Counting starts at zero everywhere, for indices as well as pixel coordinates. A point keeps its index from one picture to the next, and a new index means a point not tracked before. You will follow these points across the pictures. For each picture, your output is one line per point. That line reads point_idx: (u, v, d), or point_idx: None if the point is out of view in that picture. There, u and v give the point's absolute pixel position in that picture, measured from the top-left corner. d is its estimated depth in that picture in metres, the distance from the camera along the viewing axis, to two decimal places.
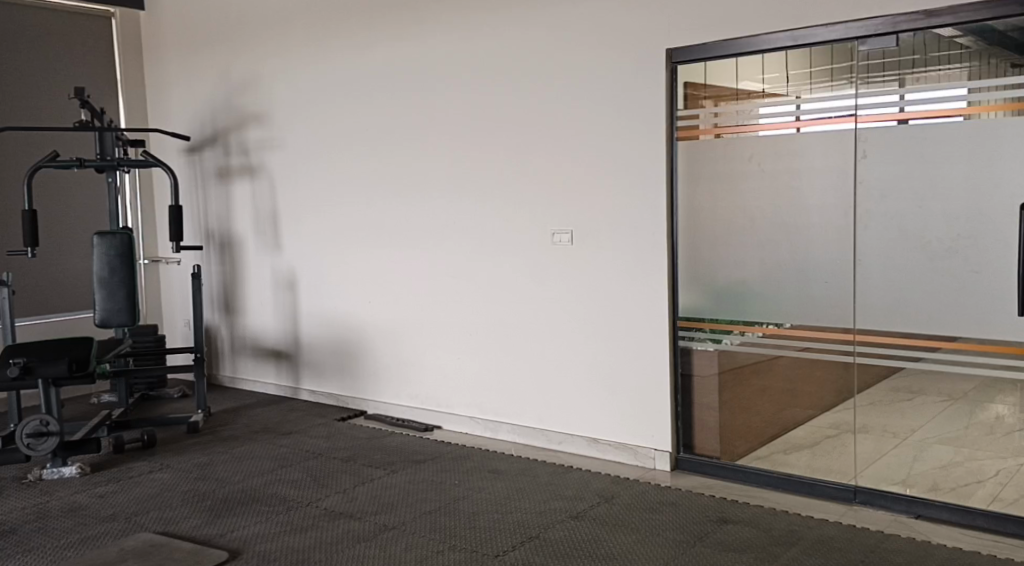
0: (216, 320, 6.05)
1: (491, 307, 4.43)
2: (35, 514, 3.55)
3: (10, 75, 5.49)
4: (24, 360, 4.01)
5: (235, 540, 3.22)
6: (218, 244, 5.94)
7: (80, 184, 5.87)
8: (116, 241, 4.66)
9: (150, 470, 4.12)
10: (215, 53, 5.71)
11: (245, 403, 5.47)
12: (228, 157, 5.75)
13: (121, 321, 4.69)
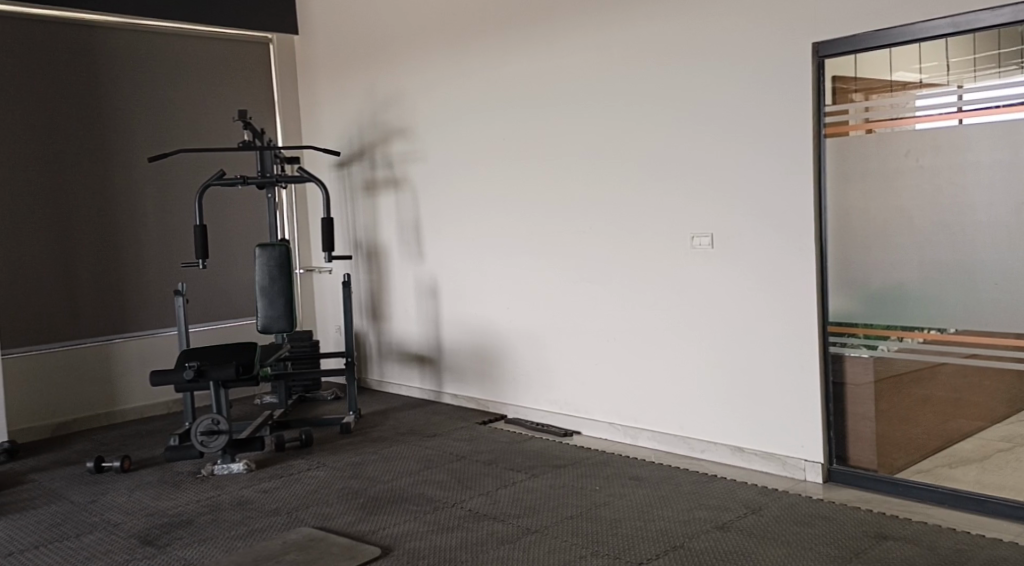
0: (364, 326, 6.32)
1: (628, 314, 4.42)
2: (208, 506, 3.83)
3: (183, 100, 5.97)
4: (198, 364, 4.34)
5: (386, 537, 3.36)
6: (366, 253, 6.20)
7: (243, 200, 6.29)
8: (275, 252, 4.96)
9: (308, 468, 4.36)
10: (362, 71, 5.99)
11: (392, 406, 5.68)
12: (374, 170, 6.02)
13: (280, 327, 4.99)
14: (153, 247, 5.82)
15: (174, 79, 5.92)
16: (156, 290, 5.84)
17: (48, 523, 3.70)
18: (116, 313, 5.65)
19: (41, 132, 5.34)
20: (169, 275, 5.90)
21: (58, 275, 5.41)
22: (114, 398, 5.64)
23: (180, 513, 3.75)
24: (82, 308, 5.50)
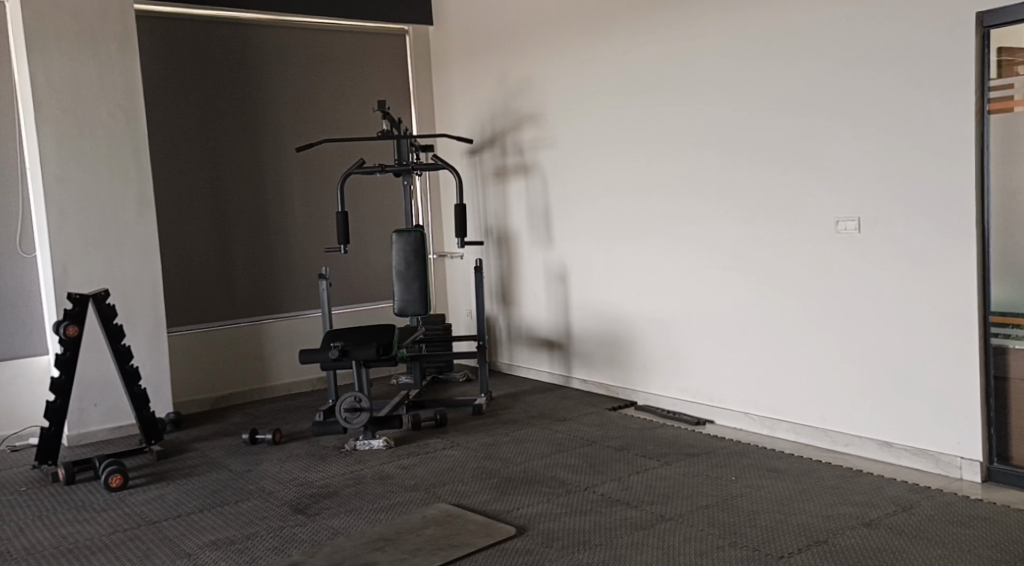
0: (495, 311, 6.43)
1: (765, 301, 4.31)
2: (351, 480, 4.02)
3: (326, 92, 6.23)
4: (342, 344, 4.54)
5: (521, 517, 3.43)
6: (497, 238, 6.30)
7: (381, 187, 6.51)
8: (412, 238, 5.12)
9: (443, 447, 4.49)
10: (495, 58, 6.07)
11: (522, 389, 5.76)
12: (505, 157, 6.09)
13: (416, 310, 5.15)
14: (298, 232, 6.12)
15: (318, 72, 6.19)
16: (302, 274, 6.15)
17: (210, 489, 3.99)
18: (265, 295, 5.99)
19: (200, 125, 5.70)
20: (313, 259, 6.20)
21: (215, 259, 5.78)
22: (264, 374, 5.99)
23: (327, 485, 3.96)
24: (236, 290, 5.86)
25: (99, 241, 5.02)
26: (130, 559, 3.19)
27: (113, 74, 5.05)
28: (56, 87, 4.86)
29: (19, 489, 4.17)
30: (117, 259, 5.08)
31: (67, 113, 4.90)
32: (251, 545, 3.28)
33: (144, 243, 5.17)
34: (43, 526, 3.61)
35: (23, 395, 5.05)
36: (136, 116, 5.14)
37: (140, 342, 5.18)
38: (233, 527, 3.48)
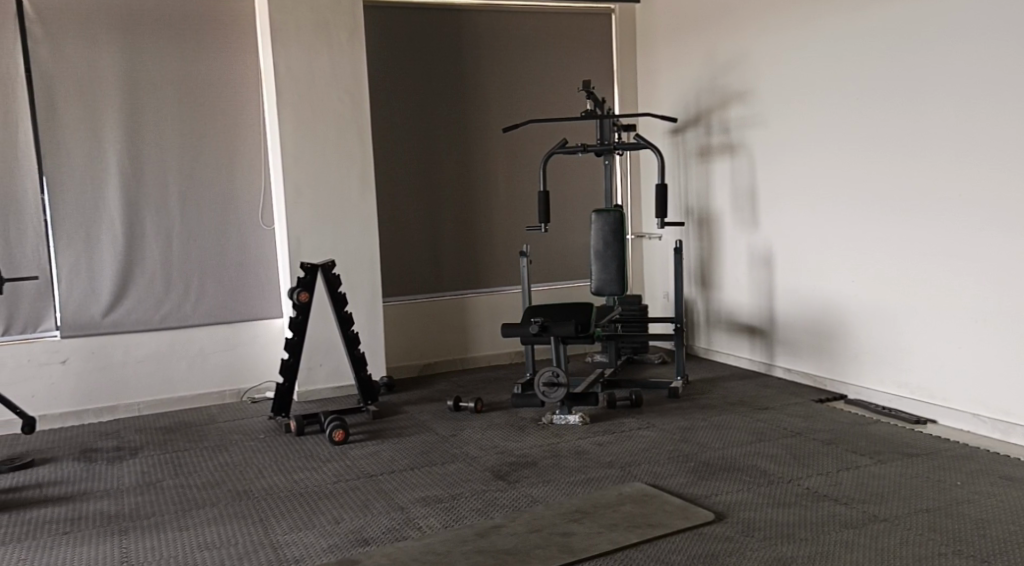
0: (694, 294, 6.32)
1: (1001, 293, 3.95)
2: (549, 452, 4.13)
3: (532, 73, 6.35)
4: (542, 320, 4.63)
5: (720, 503, 3.38)
6: (698, 220, 6.17)
7: (583, 167, 6.56)
8: (611, 218, 5.13)
9: (639, 427, 4.50)
10: (704, 34, 5.91)
11: (721, 375, 5.64)
12: (710, 136, 5.95)
13: (613, 290, 5.17)
14: (503, 211, 6.32)
15: (525, 54, 6.32)
16: (504, 251, 6.35)
17: (419, 450, 4.25)
18: (470, 270, 6.25)
19: (415, 107, 6.01)
20: (516, 237, 6.38)
21: (424, 234, 6.09)
22: (467, 345, 6.26)
23: (526, 455, 4.09)
24: (443, 264, 6.16)
25: (326, 215, 5.44)
26: (352, 508, 3.48)
27: (343, 61, 5.44)
28: (294, 74, 5.30)
29: (257, 436, 4.64)
30: (341, 233, 5.50)
31: (302, 97, 5.34)
32: (457, 505, 3.46)
33: (364, 218, 5.56)
34: (277, 471, 4.00)
35: (261, 352, 5.59)
36: (361, 99, 5.50)
37: (359, 310, 5.58)
38: (440, 486, 3.69)
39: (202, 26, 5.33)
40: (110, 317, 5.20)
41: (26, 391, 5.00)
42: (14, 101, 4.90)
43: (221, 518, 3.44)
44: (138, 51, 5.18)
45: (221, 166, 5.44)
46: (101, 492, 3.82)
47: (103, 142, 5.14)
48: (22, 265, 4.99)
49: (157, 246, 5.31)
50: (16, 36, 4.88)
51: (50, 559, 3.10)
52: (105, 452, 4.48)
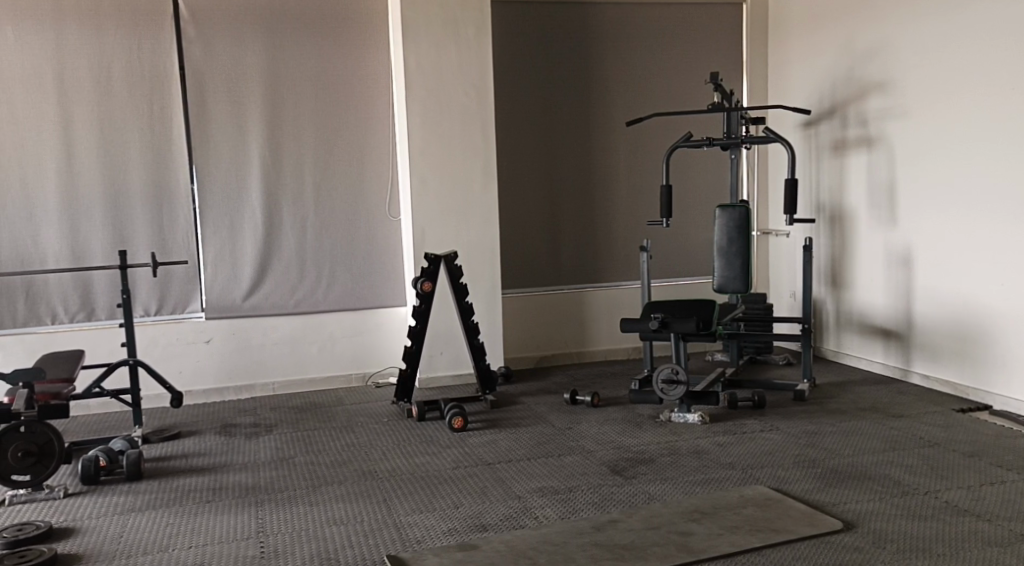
0: (823, 293, 6.08)
1: None
2: (668, 449, 4.08)
3: (658, 65, 6.26)
4: (662, 316, 4.59)
5: (849, 512, 3.25)
6: (830, 217, 5.93)
7: (708, 161, 6.43)
8: (736, 214, 5.01)
9: (762, 430, 4.38)
10: (842, 23, 5.67)
11: (851, 379, 5.42)
12: (845, 129, 5.70)
13: (736, 287, 5.04)
14: (626, 206, 6.28)
15: (651, 46, 6.24)
16: (625, 245, 6.31)
17: (537, 440, 4.29)
18: (591, 264, 6.24)
19: (539, 100, 6.05)
20: (638, 231, 6.32)
21: (546, 227, 6.13)
22: (585, 338, 6.26)
23: (644, 451, 4.06)
24: (563, 258, 6.17)
25: (450, 207, 5.56)
26: (471, 494, 3.55)
27: (469, 55, 5.53)
28: (423, 68, 5.43)
29: (382, 419, 4.80)
30: (464, 224, 5.60)
31: (431, 91, 5.46)
32: (574, 497, 3.48)
33: (487, 210, 5.65)
34: (400, 454, 4.13)
35: (386, 339, 5.78)
36: (486, 92, 5.58)
37: (479, 301, 5.68)
38: (557, 477, 3.72)
39: (338, 23, 5.53)
40: (249, 301, 5.50)
41: (174, 368, 5.36)
42: (169, 96, 5.26)
43: (348, 496, 3.58)
44: (279, 47, 5.43)
45: (353, 158, 5.64)
46: (239, 464, 4.05)
47: (247, 135, 5.43)
48: (173, 250, 5.34)
49: (294, 233, 5.57)
50: (171, 35, 5.22)
51: (195, 525, 3.31)
52: (243, 427, 4.74)
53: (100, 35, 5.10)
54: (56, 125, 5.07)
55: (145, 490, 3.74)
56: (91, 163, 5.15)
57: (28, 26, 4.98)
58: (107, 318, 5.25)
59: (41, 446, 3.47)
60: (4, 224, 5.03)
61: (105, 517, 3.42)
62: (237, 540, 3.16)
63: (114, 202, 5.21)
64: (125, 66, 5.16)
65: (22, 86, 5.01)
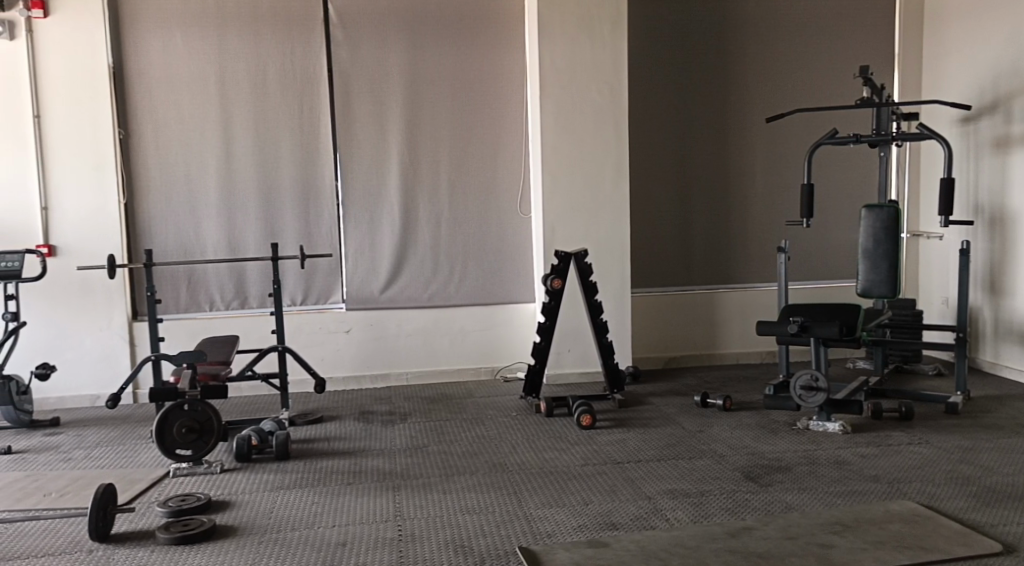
0: (980, 300, 5.70)
1: None
2: (805, 458, 3.94)
3: (802, 60, 6.05)
4: (802, 319, 4.39)
5: (1008, 534, 3.05)
6: (989, 219, 5.56)
7: (854, 159, 6.15)
8: (884, 214, 4.78)
9: (910, 442, 4.16)
10: (1008, 12, 5.30)
11: (1011, 393, 5.06)
12: (1010, 126, 5.33)
13: (882, 292, 4.79)
14: (762, 205, 6.10)
15: (795, 40, 6.03)
16: (762, 245, 6.13)
17: (667, 442, 4.24)
18: (726, 265, 6.10)
19: (675, 98, 5.96)
20: (777, 232, 6.13)
21: (679, 226, 6.04)
22: (717, 340, 6.13)
23: (780, 459, 3.94)
24: (695, 258, 6.06)
25: (582, 204, 5.57)
26: (600, 491, 3.55)
27: (605, 52, 5.52)
28: (558, 65, 5.46)
29: (511, 413, 4.87)
30: (596, 222, 5.60)
31: (566, 89, 5.49)
32: (707, 501, 3.42)
33: (619, 208, 5.62)
34: (530, 448, 4.18)
35: (515, 334, 5.86)
36: (620, 89, 5.55)
37: (609, 299, 5.65)
38: (688, 480, 3.66)
39: (476, 23, 5.63)
40: (387, 293, 5.69)
41: (316, 355, 5.62)
42: (317, 97, 5.52)
43: (480, 486, 3.66)
44: (420, 49, 5.59)
45: (487, 156, 5.73)
46: (377, 450, 4.21)
47: (388, 134, 5.61)
48: (318, 244, 5.60)
49: (429, 229, 5.72)
50: (321, 39, 5.48)
51: (337, 505, 3.47)
52: (379, 415, 4.92)
53: (257, 41, 5.42)
54: (216, 125, 5.43)
55: (291, 469, 3.95)
56: (247, 161, 5.47)
57: (195, 33, 5.36)
58: (257, 306, 5.56)
59: (202, 424, 3.71)
60: (171, 217, 5.43)
61: (256, 492, 3.63)
62: (376, 522, 3.29)
63: (267, 198, 5.51)
64: (279, 70, 5.46)
65: (189, 89, 5.39)
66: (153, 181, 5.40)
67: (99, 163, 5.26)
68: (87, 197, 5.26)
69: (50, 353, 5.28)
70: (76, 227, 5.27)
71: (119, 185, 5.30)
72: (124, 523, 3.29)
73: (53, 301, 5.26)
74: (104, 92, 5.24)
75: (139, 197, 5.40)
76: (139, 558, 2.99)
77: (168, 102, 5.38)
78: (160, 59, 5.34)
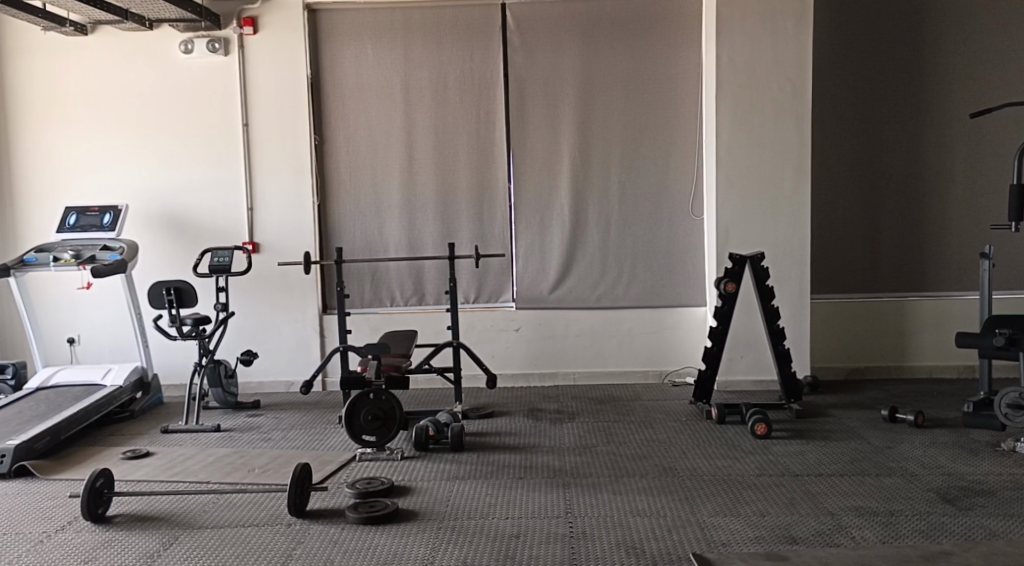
0: None
1: None
2: (1010, 482, 3.62)
3: (1011, 50, 5.56)
4: (1010, 332, 4.08)
5: None
6: None
7: None
8: None
9: None
10: None
11: None
12: None
13: None
14: (958, 208, 5.67)
15: (1003, 29, 5.55)
16: (957, 250, 5.71)
17: (850, 456, 4.03)
18: (918, 271, 5.71)
19: (863, 94, 5.64)
20: (977, 237, 5.68)
21: (864, 230, 5.72)
22: (905, 352, 5.75)
23: (980, 481, 3.65)
24: (882, 263, 5.72)
25: (759, 206, 5.40)
26: (778, 503, 3.43)
27: (786, 48, 5.31)
28: (736, 63, 5.32)
29: (681, 418, 4.80)
30: (774, 225, 5.40)
31: (742, 88, 5.34)
32: (896, 521, 3.22)
33: (798, 210, 5.40)
34: (702, 455, 4.10)
35: (686, 338, 5.77)
36: (805, 88, 5.33)
37: (787, 305, 5.44)
38: (876, 498, 3.46)
39: (651, 24, 5.59)
40: (556, 293, 5.76)
41: (488, 352, 5.79)
42: (493, 101, 5.67)
43: (651, 489, 3.63)
44: (596, 51, 5.62)
45: (659, 157, 5.67)
46: (547, 447, 4.28)
47: (561, 137, 5.67)
48: (492, 243, 5.75)
49: (600, 230, 5.73)
50: (499, 45, 5.63)
51: (510, 498, 3.56)
52: (549, 413, 4.99)
53: (440, 49, 5.64)
54: (400, 131, 5.70)
55: (466, 461, 4.09)
56: (427, 164, 5.71)
57: (383, 44, 5.65)
58: (434, 303, 5.79)
59: (386, 411, 3.96)
60: (357, 217, 5.76)
61: (434, 480, 3.79)
62: (547, 517, 3.34)
63: (445, 199, 5.73)
64: (459, 77, 5.65)
65: (377, 97, 5.69)
66: (343, 184, 5.75)
67: (297, 167, 5.67)
68: (286, 198, 5.69)
69: (253, 341, 5.76)
70: (277, 225, 5.71)
71: (313, 187, 5.69)
72: (317, 502, 3.53)
73: (255, 293, 5.72)
74: (302, 101, 5.64)
75: (330, 198, 5.76)
76: (331, 534, 3.19)
77: (358, 109, 5.70)
78: (352, 69, 5.67)
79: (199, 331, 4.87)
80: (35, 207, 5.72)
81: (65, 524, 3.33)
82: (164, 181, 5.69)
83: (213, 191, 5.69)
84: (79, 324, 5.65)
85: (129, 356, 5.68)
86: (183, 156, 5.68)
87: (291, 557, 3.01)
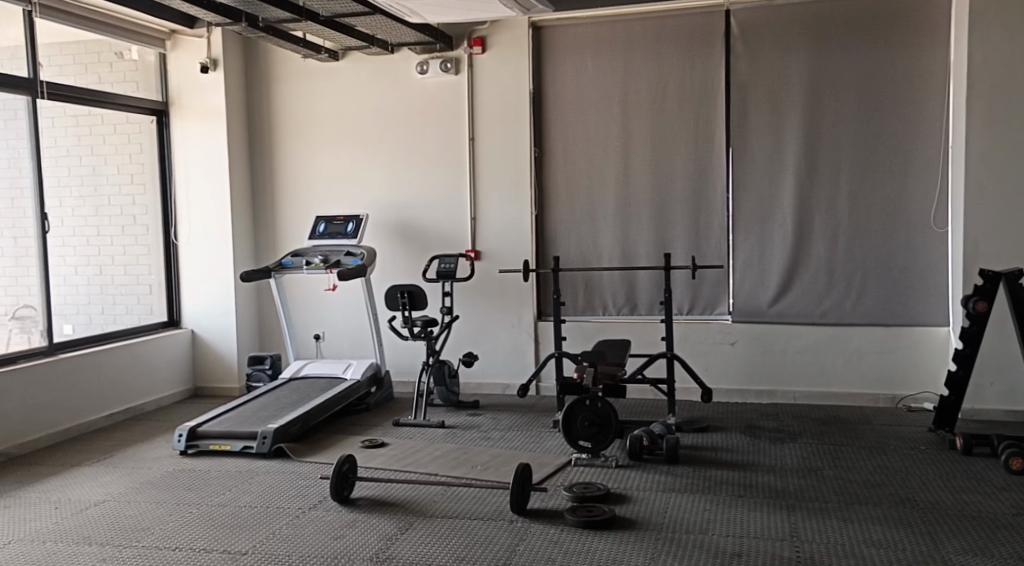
0: None
1: None
2: None
3: None
4: None
5: None
6: None
7: None
8: None
9: None
10: None
11: None
12: None
13: None
14: None
15: None
16: None
17: None
18: None
19: None
20: None
21: None
22: None
23: None
24: None
25: (1013, 216, 4.90)
26: None
27: None
28: (989, 62, 4.87)
29: (918, 446, 4.45)
30: None
31: (994, 88, 4.88)
32: None
33: None
34: (944, 487, 3.78)
35: (924, 359, 5.34)
36: None
37: None
38: None
39: (888, 23, 5.25)
40: (775, 308, 5.55)
41: (703, 365, 5.68)
42: (714, 110, 5.57)
43: (886, 519, 3.40)
44: (825, 55, 5.36)
45: (895, 164, 5.30)
46: (767, 467, 4.13)
47: (785, 144, 5.46)
48: (709, 254, 5.65)
49: (827, 242, 5.45)
50: (721, 53, 5.52)
51: (729, 516, 3.47)
52: (767, 431, 4.81)
53: (660, 58, 5.63)
54: (618, 141, 5.74)
55: (682, 474, 4.04)
56: (645, 174, 5.71)
57: (603, 56, 5.73)
58: (647, 313, 5.78)
59: (603, 418, 4.01)
60: (574, 227, 5.86)
61: (650, 491, 3.77)
62: (771, 539, 3.22)
63: (662, 209, 5.70)
64: (679, 86, 5.61)
65: (596, 109, 5.77)
66: (561, 194, 5.88)
67: (518, 178, 5.88)
68: (508, 208, 5.91)
69: (473, 343, 6.03)
70: (499, 234, 5.95)
71: (532, 197, 5.87)
72: (537, 501, 3.63)
73: (477, 298, 5.99)
74: (524, 114, 5.84)
75: (549, 209, 5.91)
76: (552, 534, 3.28)
77: (577, 121, 5.81)
78: (573, 82, 5.80)
79: (427, 332, 5.17)
80: (290, 216, 6.35)
81: (315, 502, 3.66)
82: (398, 192, 6.11)
83: (442, 201, 6.03)
84: (323, 322, 6.20)
85: (366, 353, 6.14)
86: (415, 168, 6.07)
87: (515, 552, 3.12)
